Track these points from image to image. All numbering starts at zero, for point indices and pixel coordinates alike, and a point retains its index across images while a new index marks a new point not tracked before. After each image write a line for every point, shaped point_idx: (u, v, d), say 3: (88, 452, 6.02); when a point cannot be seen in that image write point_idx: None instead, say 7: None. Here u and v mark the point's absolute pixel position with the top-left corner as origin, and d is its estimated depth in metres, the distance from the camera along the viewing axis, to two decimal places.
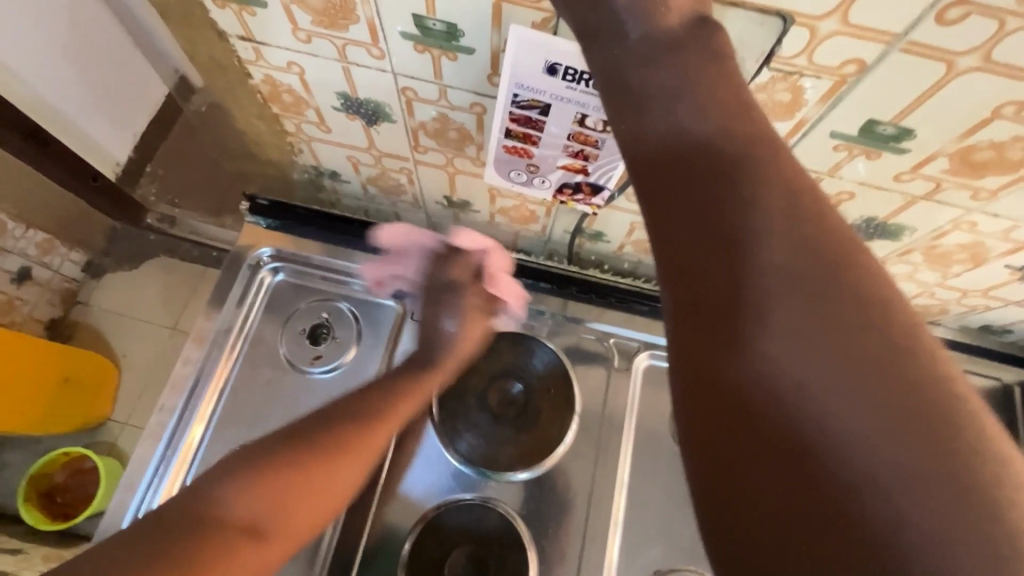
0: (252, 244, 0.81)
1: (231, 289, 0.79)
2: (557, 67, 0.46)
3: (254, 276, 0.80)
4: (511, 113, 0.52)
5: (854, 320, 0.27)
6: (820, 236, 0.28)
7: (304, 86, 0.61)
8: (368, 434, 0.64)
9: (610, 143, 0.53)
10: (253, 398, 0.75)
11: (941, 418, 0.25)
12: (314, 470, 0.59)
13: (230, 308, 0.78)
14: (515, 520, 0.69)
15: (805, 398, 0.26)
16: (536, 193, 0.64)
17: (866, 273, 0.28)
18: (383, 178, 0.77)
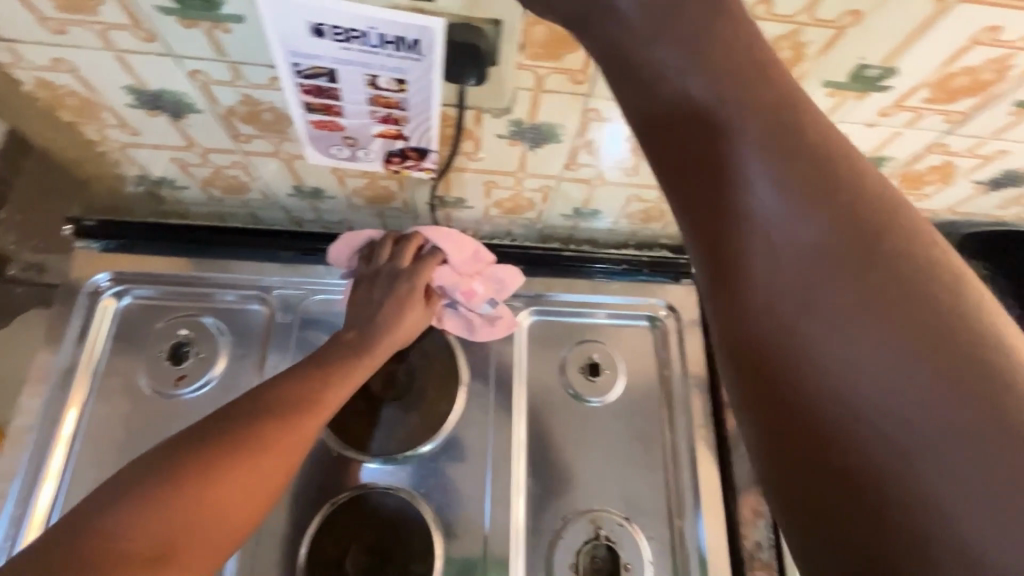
0: (87, 272, 0.75)
1: (71, 323, 0.73)
2: (322, 29, 0.50)
3: (95, 304, 0.74)
4: (303, 85, 0.56)
5: (867, 236, 0.33)
6: (814, 143, 0.34)
7: (85, 84, 0.60)
8: (313, 392, 0.61)
9: (410, 103, 0.59)
10: (112, 436, 0.68)
11: (945, 303, 0.31)
12: (247, 437, 0.54)
13: (73, 344, 0.72)
14: (416, 500, 0.68)
15: (865, 330, 0.32)
16: (366, 166, 0.68)
17: (852, 170, 0.34)
18: (223, 179, 0.74)
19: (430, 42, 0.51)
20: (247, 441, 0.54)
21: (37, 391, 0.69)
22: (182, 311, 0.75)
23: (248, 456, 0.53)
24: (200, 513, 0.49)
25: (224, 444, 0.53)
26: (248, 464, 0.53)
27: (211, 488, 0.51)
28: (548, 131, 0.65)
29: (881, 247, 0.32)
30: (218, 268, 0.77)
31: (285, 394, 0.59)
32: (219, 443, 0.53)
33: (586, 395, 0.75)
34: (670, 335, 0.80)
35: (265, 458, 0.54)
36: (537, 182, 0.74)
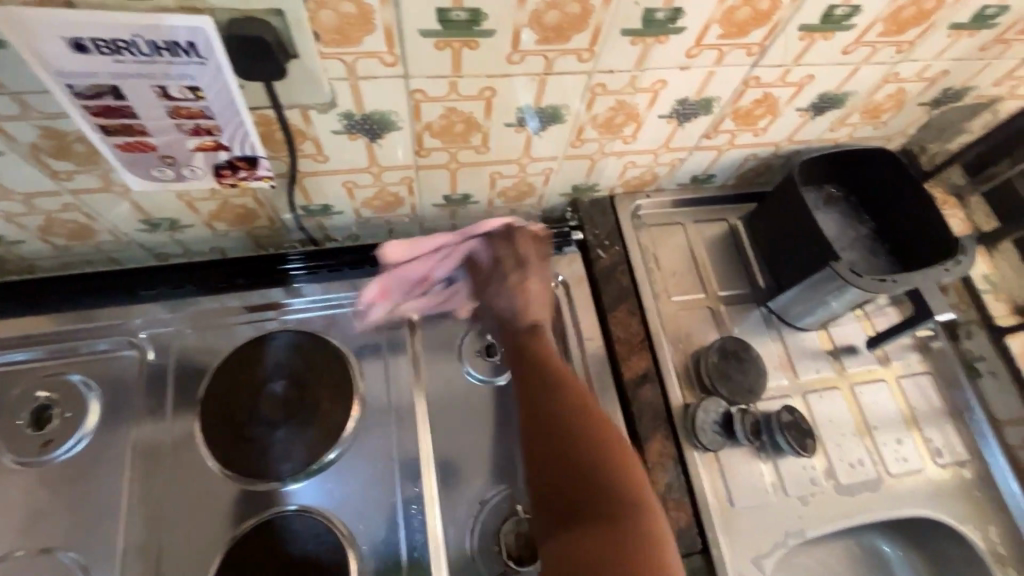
0: (57, 375, 0.70)
1: (68, 382, 0.69)
2: (83, 43, 0.42)
3: (60, 407, 0.68)
4: (86, 108, 0.47)
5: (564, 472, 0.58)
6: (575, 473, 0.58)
7: (4, 132, 0.52)
8: (572, 386, 0.64)
9: (217, 109, 0.49)
10: (129, 540, 0.63)
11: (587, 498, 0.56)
12: (593, 426, 0.60)
13: (68, 403, 0.68)
14: (485, 508, 0.68)
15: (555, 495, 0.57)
16: (198, 186, 0.58)
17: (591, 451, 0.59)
18: (227, 208, 0.71)
19: (209, 43, 0.43)
20: (585, 425, 0.60)
21: (22, 457, 0.65)
22: (168, 393, 0.70)
23: (617, 465, 0.58)
24: (614, 493, 0.56)
25: (570, 433, 0.60)
26: (615, 464, 0.58)
27: (591, 483, 0.57)
28: (554, 113, 0.64)
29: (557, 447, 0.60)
30: (222, 304, 0.75)
31: (530, 373, 0.66)
32: (554, 429, 0.61)
33: (625, 363, 0.76)
34: (688, 290, 0.84)
35: (613, 430, 0.61)
36: (542, 166, 0.74)
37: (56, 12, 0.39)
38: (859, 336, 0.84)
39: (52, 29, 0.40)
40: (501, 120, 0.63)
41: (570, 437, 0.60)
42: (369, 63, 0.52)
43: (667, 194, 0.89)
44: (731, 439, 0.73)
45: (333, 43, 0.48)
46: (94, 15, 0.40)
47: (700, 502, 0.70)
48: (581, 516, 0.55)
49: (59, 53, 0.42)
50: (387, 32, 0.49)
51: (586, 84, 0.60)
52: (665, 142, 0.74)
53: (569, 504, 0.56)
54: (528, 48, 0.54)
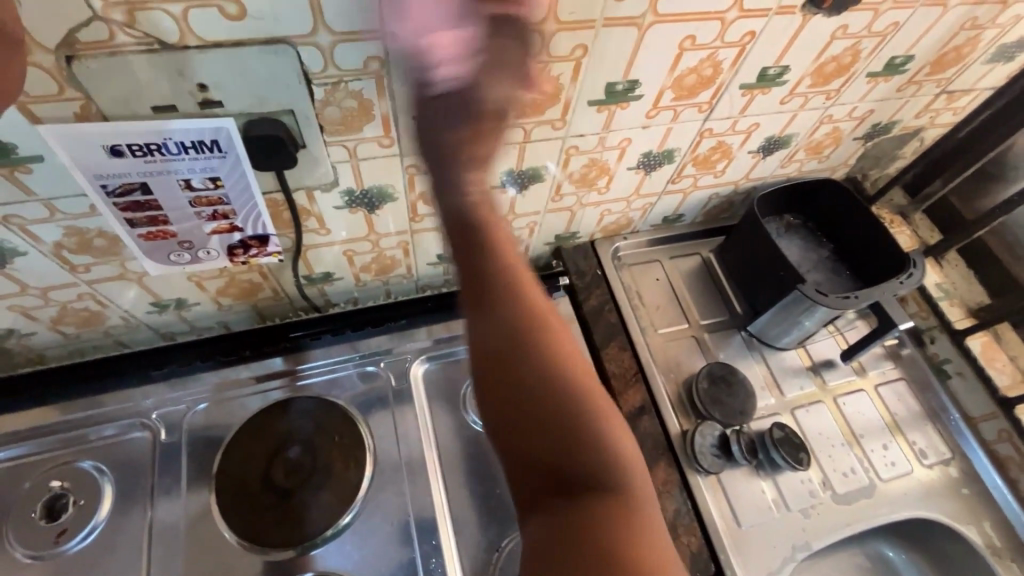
0: (69, 462, 0.70)
1: (80, 469, 0.70)
2: (120, 148, 0.47)
3: (73, 494, 0.68)
4: (116, 204, 0.51)
5: (555, 479, 0.46)
6: (575, 476, 0.45)
7: (29, 235, 0.56)
8: (529, 314, 0.47)
9: (233, 196, 0.54)
10: None
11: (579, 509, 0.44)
12: (562, 372, 0.47)
13: (82, 491, 0.69)
14: (503, 552, 0.70)
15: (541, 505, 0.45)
16: (212, 265, 0.62)
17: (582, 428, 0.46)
18: (232, 284, 0.75)
19: (230, 139, 0.49)
20: (570, 393, 0.46)
21: (37, 550, 0.65)
22: (183, 470, 0.71)
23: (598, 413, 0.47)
24: (605, 462, 0.46)
25: (556, 382, 0.46)
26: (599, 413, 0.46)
27: (583, 449, 0.45)
28: (534, 173, 0.70)
29: (553, 440, 0.45)
30: (228, 376, 0.77)
31: (500, 332, 0.47)
32: (524, 401, 0.46)
33: (622, 396, 0.80)
34: (672, 322, 0.89)
35: (592, 383, 0.48)
36: (526, 220, 0.81)
37: (98, 124, 0.44)
38: (835, 350, 0.90)
39: (94, 139, 0.45)
40: (487, 184, 0.70)
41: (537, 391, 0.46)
42: (368, 146, 0.58)
43: (642, 235, 0.96)
44: (730, 460, 0.76)
45: (337, 133, 0.54)
46: (130, 124, 0.45)
47: (708, 525, 0.72)
48: (587, 488, 0.45)
49: (99, 158, 0.47)
50: (385, 120, 0.55)
51: (561, 147, 0.67)
52: (635, 190, 0.82)
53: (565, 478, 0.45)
54: (508, 122, 0.60)
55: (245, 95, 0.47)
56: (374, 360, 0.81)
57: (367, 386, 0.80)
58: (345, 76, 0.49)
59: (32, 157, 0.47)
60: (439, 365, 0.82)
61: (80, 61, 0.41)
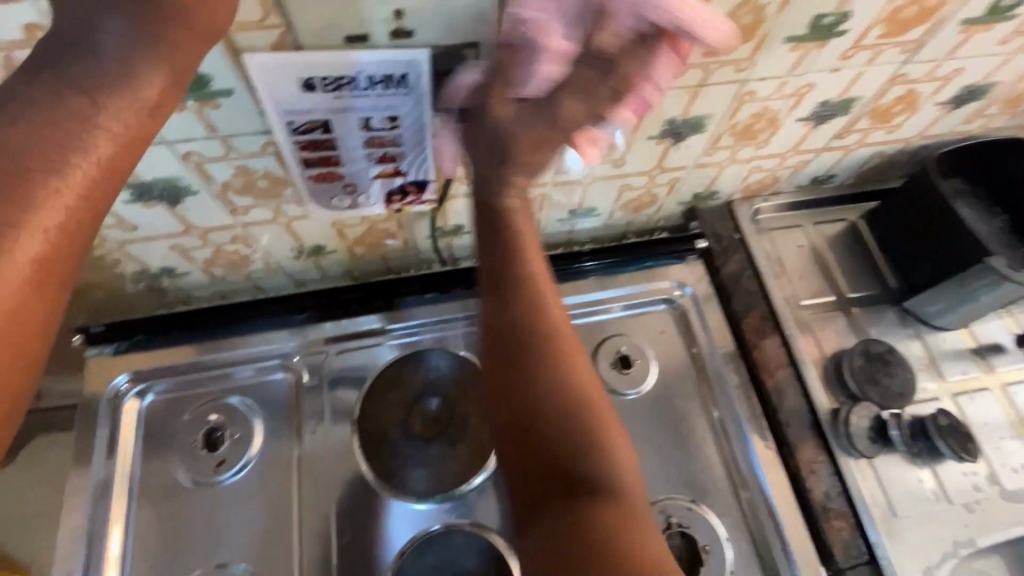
0: (220, 397, 0.73)
1: (232, 404, 0.73)
2: (313, 82, 0.45)
3: (225, 426, 0.72)
4: (297, 141, 0.50)
5: (546, 458, 0.46)
6: (577, 464, 0.45)
7: (201, 174, 0.56)
8: (538, 315, 0.51)
9: (406, 137, 0.52)
10: (311, 557, 0.66)
11: (586, 484, 0.44)
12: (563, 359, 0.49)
13: (235, 425, 0.72)
14: None
15: (550, 502, 0.44)
16: (369, 211, 0.61)
17: (599, 452, 0.46)
18: (369, 232, 0.74)
19: (419, 74, 0.46)
20: (575, 397, 0.47)
21: (200, 477, 0.69)
22: (326, 414, 0.73)
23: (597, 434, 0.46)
24: (599, 453, 0.46)
25: (552, 411, 0.47)
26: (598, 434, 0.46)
27: (580, 453, 0.45)
28: (696, 123, 0.64)
29: (543, 437, 0.46)
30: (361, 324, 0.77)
31: (515, 348, 0.50)
32: (517, 403, 0.48)
33: (764, 370, 0.75)
34: (816, 294, 0.82)
35: (595, 393, 0.49)
36: (670, 176, 0.75)
37: (298, 54, 0.43)
38: (1004, 334, 0.81)
39: (305, 83, 0.45)
40: (645, 134, 0.65)
41: (547, 376, 0.48)
42: None
43: (784, 197, 0.88)
44: (886, 444, 0.71)
45: None
46: (328, 55, 0.43)
47: (862, 510, 0.68)
48: (584, 483, 0.44)
49: (292, 92, 0.45)
50: None
51: (736, 92, 0.61)
52: (795, 145, 0.74)
53: (568, 471, 0.45)
54: (691, 62, 0.55)
55: (439, 26, 0.44)
56: None
57: None
58: None
59: (222, 91, 0.46)
60: None
61: None
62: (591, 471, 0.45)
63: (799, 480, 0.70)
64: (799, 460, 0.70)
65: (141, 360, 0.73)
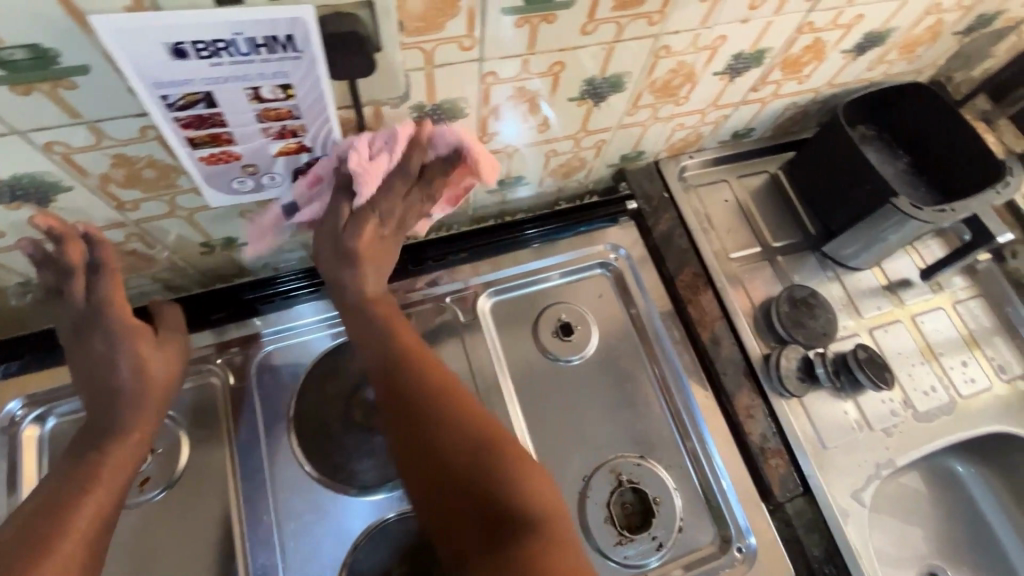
0: None
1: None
2: (183, 48, 0.39)
3: None
4: (177, 119, 0.44)
5: (458, 511, 0.53)
6: (499, 505, 0.53)
7: (71, 167, 0.50)
8: (453, 404, 0.58)
9: (305, 109, 0.47)
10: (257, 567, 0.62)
11: (493, 523, 0.52)
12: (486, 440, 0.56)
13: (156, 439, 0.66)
14: (593, 480, 0.69)
15: (471, 562, 0.50)
16: (277, 194, 0.56)
17: (528, 495, 0.54)
18: (285, 219, 0.69)
19: (307, 35, 0.41)
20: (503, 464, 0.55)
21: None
22: (258, 414, 0.68)
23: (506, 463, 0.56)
24: (503, 488, 0.53)
25: (452, 473, 0.54)
26: (516, 471, 0.55)
27: (497, 495, 0.53)
28: (616, 82, 0.63)
29: (474, 477, 0.54)
30: (298, 317, 0.73)
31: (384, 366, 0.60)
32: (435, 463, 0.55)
33: (700, 326, 0.77)
34: (743, 246, 0.85)
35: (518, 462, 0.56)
36: (596, 138, 0.74)
37: (158, 13, 0.37)
38: (912, 269, 0.87)
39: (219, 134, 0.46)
40: (566, 96, 0.63)
41: (459, 465, 0.55)
42: (446, 50, 0.50)
43: (708, 152, 0.89)
44: (813, 382, 0.75)
45: (417, 32, 0.47)
46: (196, 14, 0.37)
47: (795, 445, 0.72)
48: (503, 520, 0.52)
49: (159, 60, 0.39)
50: (472, 14, 0.48)
51: (651, 48, 0.60)
52: (714, 100, 0.74)
53: (486, 510, 0.53)
54: (604, 16, 0.53)
55: None
56: (438, 296, 0.77)
57: (432, 323, 0.76)
58: None
59: (76, 67, 0.40)
60: (506, 299, 0.78)
61: None
62: (510, 506, 0.53)
63: (737, 426, 0.73)
64: (736, 406, 0.73)
65: (36, 382, 0.65)
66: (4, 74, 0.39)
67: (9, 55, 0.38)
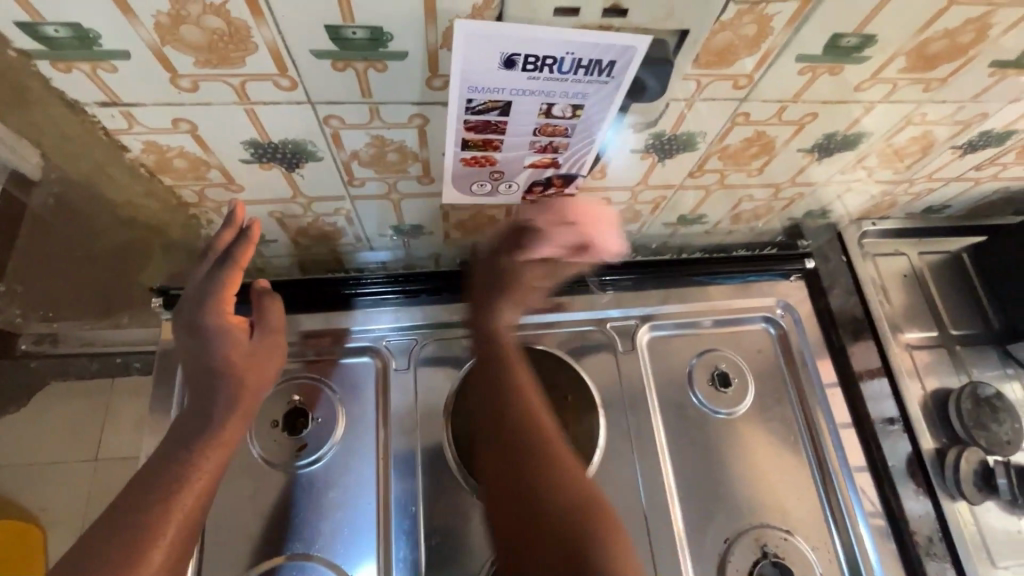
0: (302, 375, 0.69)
1: (316, 386, 0.68)
2: (515, 58, 0.40)
3: (307, 406, 0.67)
4: (467, 121, 0.46)
5: (544, 525, 0.53)
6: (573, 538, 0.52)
7: (331, 140, 0.51)
8: (538, 445, 0.57)
9: (580, 129, 0.48)
10: (398, 558, 0.62)
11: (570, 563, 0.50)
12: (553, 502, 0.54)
13: (317, 409, 0.67)
14: (739, 544, 0.66)
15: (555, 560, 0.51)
16: (503, 201, 0.58)
17: (561, 495, 0.54)
18: (474, 219, 0.69)
19: (627, 63, 0.42)
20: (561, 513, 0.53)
21: (279, 461, 0.65)
22: (415, 404, 0.69)
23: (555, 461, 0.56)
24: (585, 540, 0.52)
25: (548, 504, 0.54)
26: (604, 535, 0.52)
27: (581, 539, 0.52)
28: (853, 140, 0.60)
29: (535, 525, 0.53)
30: (387, 323, 0.72)
31: (491, 395, 0.61)
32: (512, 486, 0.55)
33: (867, 406, 0.73)
34: (917, 327, 0.80)
35: (591, 516, 0.54)
36: (797, 190, 0.71)
37: (514, 26, 0.38)
38: None
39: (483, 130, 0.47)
40: (797, 146, 0.60)
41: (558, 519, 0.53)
42: (719, 86, 0.49)
43: (892, 221, 0.84)
44: (990, 492, 0.69)
45: (707, 65, 0.46)
46: (545, 31, 0.38)
47: (963, 556, 0.66)
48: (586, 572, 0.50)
49: (490, 67, 0.40)
50: (766, 57, 0.46)
51: (909, 113, 0.56)
52: (932, 173, 0.70)
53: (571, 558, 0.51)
54: (885, 76, 0.50)
55: (659, 8, 0.39)
56: (597, 319, 0.75)
57: (590, 345, 0.74)
58: None
59: (397, 53, 0.41)
60: (664, 335, 0.76)
61: None
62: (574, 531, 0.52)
63: (900, 523, 0.67)
64: (902, 497, 0.69)
65: None
66: (334, 50, 0.40)
67: (350, 33, 0.39)
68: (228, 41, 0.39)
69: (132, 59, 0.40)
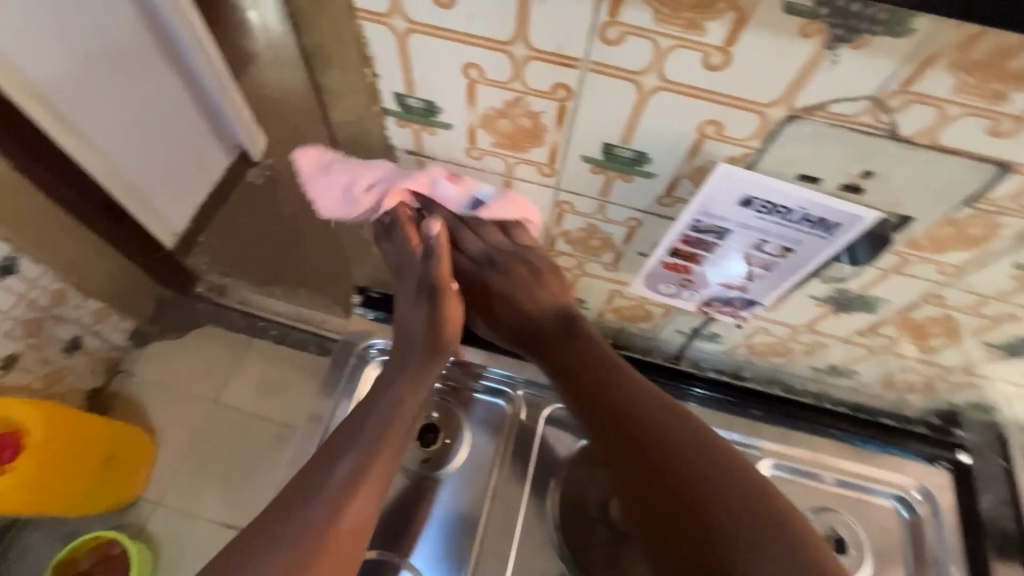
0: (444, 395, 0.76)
1: (454, 410, 0.75)
2: (753, 200, 0.48)
3: (443, 426, 0.74)
4: (685, 235, 0.54)
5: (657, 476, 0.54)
6: (673, 498, 0.52)
7: (554, 217, 0.60)
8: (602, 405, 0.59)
9: (780, 266, 0.54)
10: None
11: (688, 495, 0.52)
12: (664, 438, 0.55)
13: (449, 429, 0.74)
14: None
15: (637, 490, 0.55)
16: (680, 303, 0.66)
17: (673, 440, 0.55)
18: (632, 308, 0.74)
19: (849, 227, 0.47)
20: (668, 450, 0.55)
21: (404, 465, 0.71)
22: (535, 455, 0.73)
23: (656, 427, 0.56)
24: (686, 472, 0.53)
25: (646, 443, 0.55)
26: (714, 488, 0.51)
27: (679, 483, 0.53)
28: None
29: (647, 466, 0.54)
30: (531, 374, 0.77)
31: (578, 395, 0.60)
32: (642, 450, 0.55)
33: None
34: None
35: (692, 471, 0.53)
36: (970, 379, 0.69)
37: (767, 177, 0.45)
38: None
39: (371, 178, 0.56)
40: (985, 338, 0.60)
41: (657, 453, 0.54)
42: (924, 267, 0.52)
43: None
44: None
45: (919, 248, 0.49)
46: (790, 186, 0.45)
47: None
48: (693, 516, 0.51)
49: (729, 201, 0.48)
50: (982, 256, 0.48)
51: None
52: None
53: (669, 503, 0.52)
54: None
55: (894, 195, 0.44)
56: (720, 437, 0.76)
57: None
58: (1010, 210, 0.43)
59: (647, 173, 0.49)
60: (783, 476, 0.75)
61: (798, 122, 0.41)
62: (686, 466, 0.53)
63: None
64: None
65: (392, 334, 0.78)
66: (599, 159, 0.50)
67: (619, 151, 0.48)
68: (525, 136, 0.50)
69: (451, 130, 0.52)
